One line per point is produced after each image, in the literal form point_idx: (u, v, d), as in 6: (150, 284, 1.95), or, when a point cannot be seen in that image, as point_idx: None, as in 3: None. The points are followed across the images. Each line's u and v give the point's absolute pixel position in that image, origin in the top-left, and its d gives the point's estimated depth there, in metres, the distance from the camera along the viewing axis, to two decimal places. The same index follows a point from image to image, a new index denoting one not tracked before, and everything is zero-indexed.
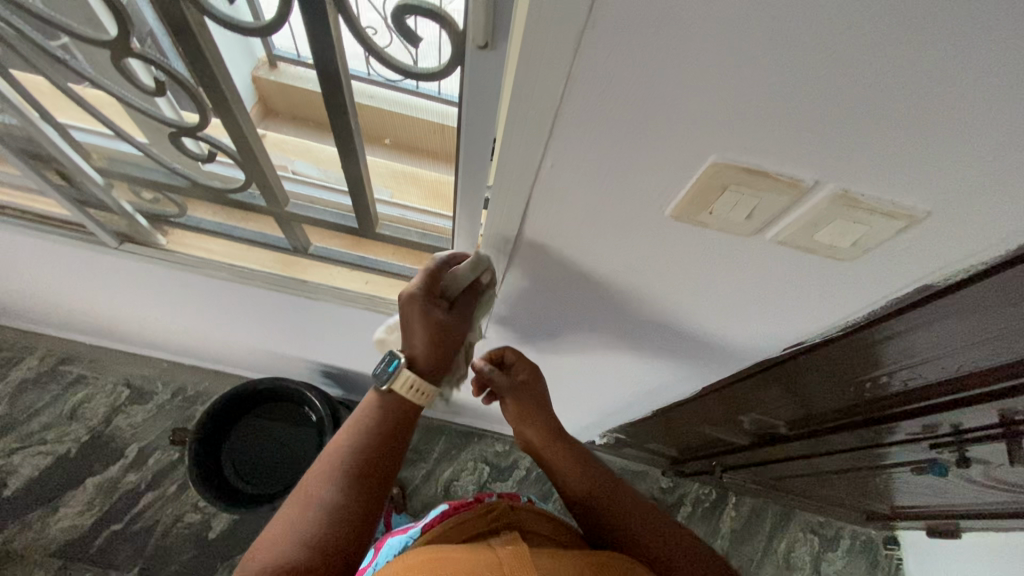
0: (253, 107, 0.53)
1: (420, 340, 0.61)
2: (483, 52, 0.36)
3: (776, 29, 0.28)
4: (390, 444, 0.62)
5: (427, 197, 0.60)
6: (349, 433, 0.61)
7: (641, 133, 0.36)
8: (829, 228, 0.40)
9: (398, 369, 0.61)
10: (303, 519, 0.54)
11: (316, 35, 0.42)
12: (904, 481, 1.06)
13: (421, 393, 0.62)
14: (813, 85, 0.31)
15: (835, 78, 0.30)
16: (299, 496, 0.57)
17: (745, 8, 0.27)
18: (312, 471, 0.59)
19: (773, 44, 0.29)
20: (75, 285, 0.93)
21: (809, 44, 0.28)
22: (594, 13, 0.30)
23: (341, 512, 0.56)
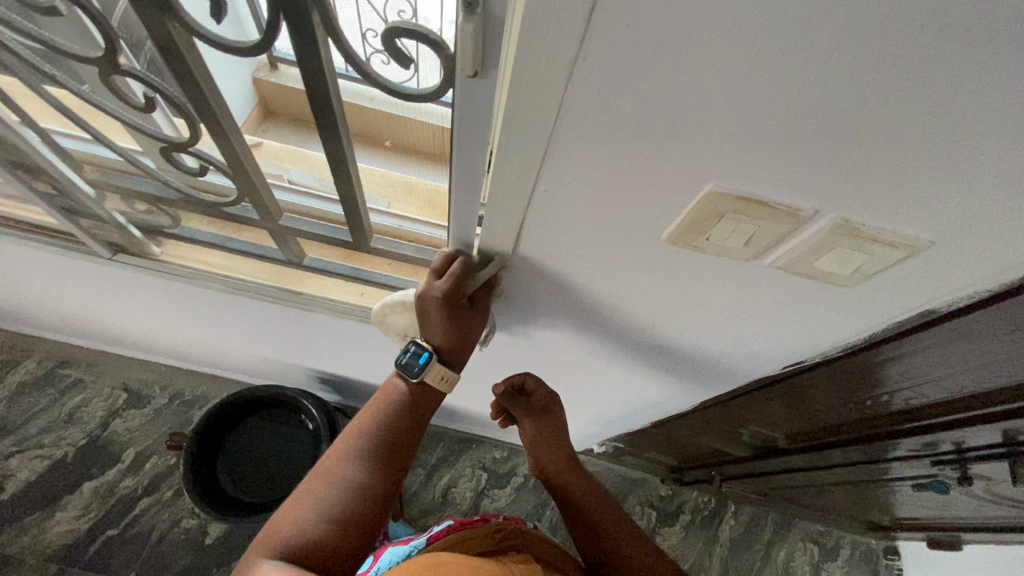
0: (253, 109, 0.53)
1: (447, 337, 0.58)
2: (471, 80, 0.34)
3: (772, 61, 0.27)
4: (409, 428, 0.62)
5: (427, 206, 0.58)
6: (370, 416, 0.62)
7: (636, 160, 0.36)
8: (829, 255, 0.39)
9: (429, 364, 0.59)
10: (325, 496, 0.56)
11: (305, 56, 0.41)
12: (905, 494, 1.05)
13: (449, 381, 0.62)
14: (812, 116, 0.30)
15: (833, 108, 0.29)
16: (319, 473, 0.59)
17: (740, 39, 0.27)
18: (332, 449, 0.60)
19: (770, 75, 0.28)
20: (70, 292, 0.93)
21: (807, 74, 0.28)
22: (586, 44, 0.29)
23: (363, 492, 0.57)
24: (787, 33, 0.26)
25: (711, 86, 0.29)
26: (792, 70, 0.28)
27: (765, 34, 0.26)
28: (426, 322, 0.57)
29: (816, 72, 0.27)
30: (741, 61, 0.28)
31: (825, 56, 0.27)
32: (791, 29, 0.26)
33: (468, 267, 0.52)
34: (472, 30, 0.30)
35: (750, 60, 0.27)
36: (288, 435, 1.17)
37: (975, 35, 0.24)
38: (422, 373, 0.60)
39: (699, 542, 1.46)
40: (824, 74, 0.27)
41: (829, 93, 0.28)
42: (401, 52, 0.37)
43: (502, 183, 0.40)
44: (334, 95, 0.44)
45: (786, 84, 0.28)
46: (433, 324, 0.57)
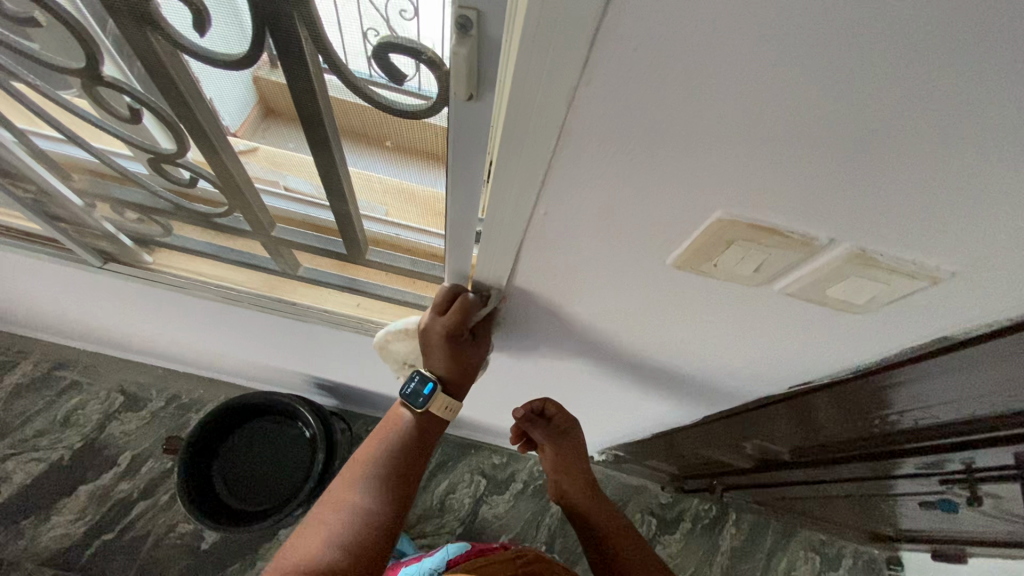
0: (252, 107, 0.44)
1: (451, 367, 0.60)
2: (468, 105, 0.33)
3: (785, 91, 0.26)
4: (414, 457, 0.65)
5: (425, 214, 0.52)
6: (376, 445, 0.65)
7: (639, 187, 0.34)
8: (842, 284, 0.37)
9: (434, 394, 0.62)
10: (337, 525, 0.58)
11: (292, 72, 0.39)
12: (910, 509, 1.03)
13: (453, 410, 0.64)
14: (826, 146, 0.28)
15: (849, 138, 0.27)
16: (330, 504, 0.60)
17: (751, 68, 0.25)
18: (341, 481, 0.63)
19: (781, 106, 0.26)
20: (63, 297, 0.92)
21: (821, 105, 0.26)
22: (588, 70, 0.27)
23: (372, 519, 0.59)
24: (801, 62, 0.24)
25: (720, 115, 0.28)
26: (805, 100, 0.26)
27: (779, 63, 0.24)
28: (430, 353, 0.60)
29: (833, 101, 0.26)
30: (752, 90, 0.26)
31: (842, 86, 0.25)
32: (806, 58, 0.24)
33: (470, 304, 0.53)
34: (465, 53, 0.29)
35: (762, 89, 0.26)
36: (284, 442, 1.15)
37: (1010, 67, 0.22)
38: (426, 403, 0.62)
39: (700, 550, 1.45)
40: (840, 103, 0.26)
41: (845, 124, 0.27)
42: (393, 68, 0.35)
43: (500, 205, 0.39)
44: (325, 112, 0.42)
45: (800, 114, 0.27)
46: (437, 355, 0.59)
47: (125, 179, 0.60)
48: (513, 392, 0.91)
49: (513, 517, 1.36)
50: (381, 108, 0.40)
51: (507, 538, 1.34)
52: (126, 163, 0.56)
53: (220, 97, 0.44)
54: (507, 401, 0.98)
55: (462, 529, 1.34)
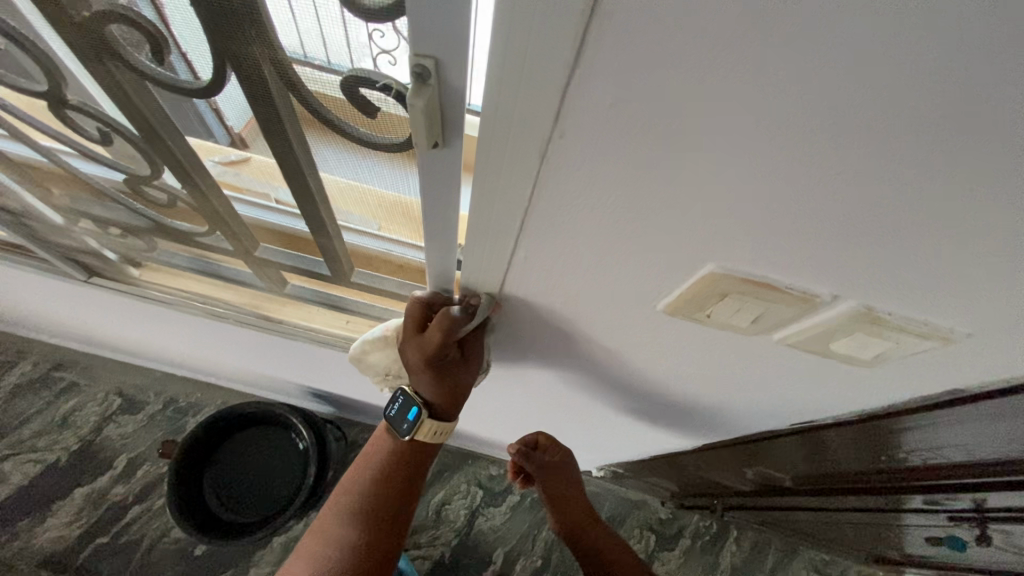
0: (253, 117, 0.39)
1: (437, 389, 0.57)
2: (433, 152, 0.30)
3: (769, 148, 0.24)
4: (398, 484, 0.65)
5: (408, 226, 0.49)
6: (362, 470, 0.65)
7: (623, 234, 0.32)
8: (847, 339, 0.34)
9: (420, 420, 0.59)
10: (322, 554, 0.62)
11: (258, 101, 0.37)
12: (918, 540, 0.99)
13: (445, 433, 0.62)
14: (816, 201, 0.26)
15: (843, 195, 0.25)
16: (323, 524, 0.65)
17: (732, 122, 0.23)
18: (333, 501, 0.66)
19: (763, 160, 0.25)
20: (54, 305, 0.91)
21: (807, 161, 0.24)
22: (561, 119, 0.26)
23: (353, 545, 0.62)
24: (787, 119, 0.22)
25: (701, 171, 0.26)
26: (792, 157, 0.24)
27: (763, 120, 0.23)
28: (415, 374, 0.56)
29: (823, 158, 0.24)
30: (734, 146, 0.24)
31: (833, 145, 0.23)
32: (792, 114, 0.22)
33: (452, 322, 0.48)
34: (422, 105, 0.26)
35: (745, 145, 0.24)
36: (277, 453, 1.14)
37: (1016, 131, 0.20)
38: (411, 428, 0.60)
39: (700, 569, 1.41)
40: (834, 161, 0.24)
41: (834, 185, 0.25)
42: (364, 100, 0.33)
43: (479, 242, 0.37)
44: (297, 142, 0.40)
45: (788, 170, 0.25)
46: (422, 377, 0.55)
47: (103, 196, 0.58)
48: (507, 411, 0.89)
49: (509, 530, 1.34)
50: (352, 140, 0.37)
51: (501, 551, 1.32)
52: (98, 175, 0.54)
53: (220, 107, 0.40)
54: (502, 418, 0.96)
55: (457, 541, 1.32)
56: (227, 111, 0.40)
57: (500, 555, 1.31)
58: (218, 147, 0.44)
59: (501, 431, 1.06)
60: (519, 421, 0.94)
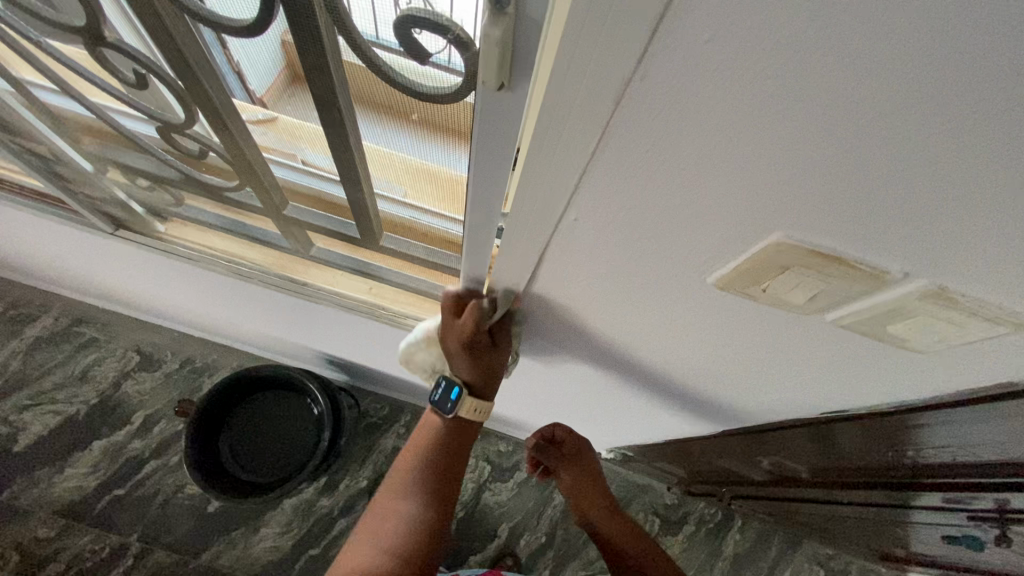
0: (280, 72, 0.40)
1: (476, 373, 0.58)
2: (497, 96, 0.29)
3: (875, 113, 0.21)
4: (450, 465, 0.66)
5: (447, 196, 0.47)
6: (413, 457, 0.66)
7: (685, 198, 0.30)
8: (908, 321, 0.32)
9: (461, 399, 0.60)
10: (386, 530, 0.60)
11: (302, 45, 0.36)
12: (929, 541, 0.97)
13: (484, 411, 0.63)
14: (909, 175, 0.24)
15: (940, 170, 0.23)
16: (377, 516, 0.63)
17: (833, 82, 0.21)
18: (385, 493, 0.65)
19: (856, 128, 0.22)
20: (77, 257, 0.91)
21: (908, 132, 0.22)
22: (644, 64, 0.23)
23: (416, 525, 0.61)
24: (905, 79, 0.20)
25: (795, 132, 0.23)
26: (899, 124, 0.21)
27: (878, 78, 0.20)
28: (453, 359, 0.58)
29: (932, 128, 0.21)
30: (837, 108, 0.22)
31: (944, 111, 0.20)
32: (908, 74, 0.19)
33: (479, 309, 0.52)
34: (498, 35, 0.25)
35: (851, 107, 0.22)
36: (293, 418, 1.16)
37: None
38: (455, 408, 0.60)
39: (701, 555, 1.41)
40: (942, 133, 0.21)
41: (942, 157, 0.22)
42: (416, 45, 0.32)
43: (526, 206, 0.35)
44: (339, 89, 0.39)
45: (889, 140, 0.22)
46: (460, 362, 0.58)
47: (133, 145, 0.57)
48: (525, 387, 0.88)
49: (515, 505, 1.35)
50: (397, 89, 0.36)
51: (507, 526, 1.33)
52: (126, 121, 0.53)
53: (237, 59, 0.40)
54: (517, 393, 0.95)
55: (463, 513, 1.33)
56: (251, 76, 0.42)
57: (506, 529, 1.33)
58: (247, 108, 0.45)
59: (515, 406, 1.06)
60: (534, 398, 0.93)
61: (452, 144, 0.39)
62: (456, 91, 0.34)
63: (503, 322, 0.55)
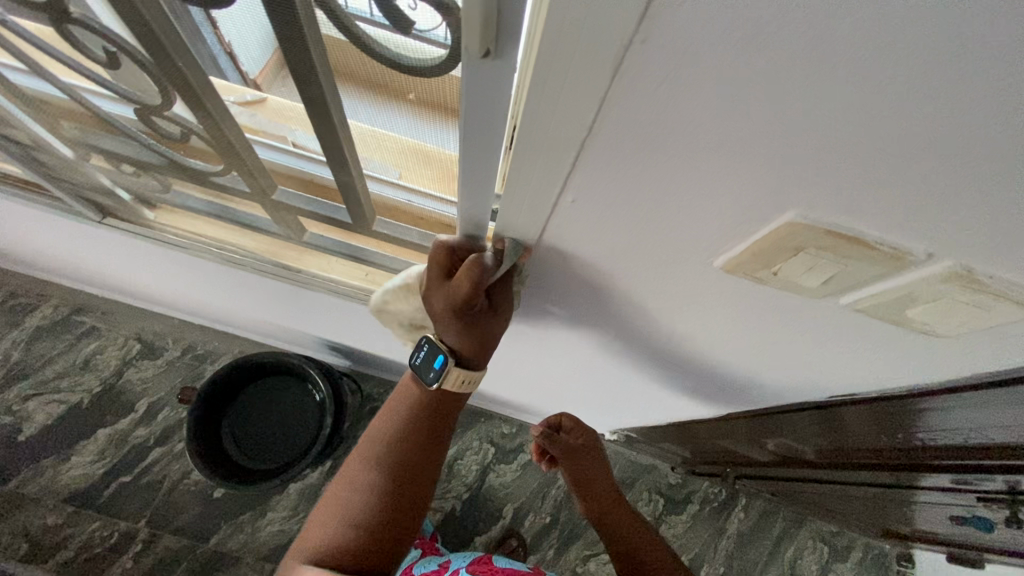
0: (269, 51, 0.37)
1: (463, 337, 0.55)
2: (485, 67, 0.26)
3: (904, 82, 0.19)
4: (426, 439, 0.64)
5: (440, 175, 0.45)
6: (387, 425, 0.64)
7: (690, 172, 0.28)
8: (928, 305, 0.30)
9: (445, 368, 0.57)
10: (353, 503, 0.60)
11: (277, 20, 0.33)
12: (935, 519, 0.96)
13: (471, 381, 0.61)
14: (938, 152, 0.21)
15: (972, 145, 0.20)
16: (346, 482, 0.63)
17: (858, 44, 0.18)
18: (355, 458, 0.64)
19: (882, 98, 0.20)
20: (69, 246, 0.90)
21: (937, 105, 0.19)
22: (646, 26, 0.21)
23: (382, 498, 0.61)
24: (943, 41, 0.17)
25: (810, 103, 0.21)
26: (929, 95, 0.19)
27: (910, 39, 0.18)
28: (439, 321, 0.54)
29: (968, 97, 0.19)
30: (861, 79, 0.20)
31: (987, 79, 0.18)
32: (947, 35, 0.17)
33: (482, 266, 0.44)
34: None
35: (878, 75, 0.19)
36: (296, 404, 1.15)
37: None
38: (439, 377, 0.58)
39: (705, 533, 1.42)
40: (981, 104, 0.19)
41: (976, 132, 0.20)
42: (399, 13, 0.29)
43: (520, 185, 0.33)
44: (319, 64, 0.36)
45: (916, 113, 0.20)
46: (446, 324, 0.53)
47: (112, 129, 0.55)
48: (526, 370, 0.86)
49: (519, 486, 1.35)
50: (381, 62, 0.34)
51: (511, 507, 1.33)
52: (103, 103, 0.51)
53: (228, 38, 0.38)
54: (519, 377, 0.94)
55: (467, 494, 1.34)
56: (243, 56, 0.39)
57: (510, 510, 1.33)
58: (235, 88, 0.43)
59: (516, 389, 1.05)
60: (537, 381, 0.92)
61: (444, 121, 0.37)
62: (444, 60, 0.31)
63: (499, 284, 0.51)
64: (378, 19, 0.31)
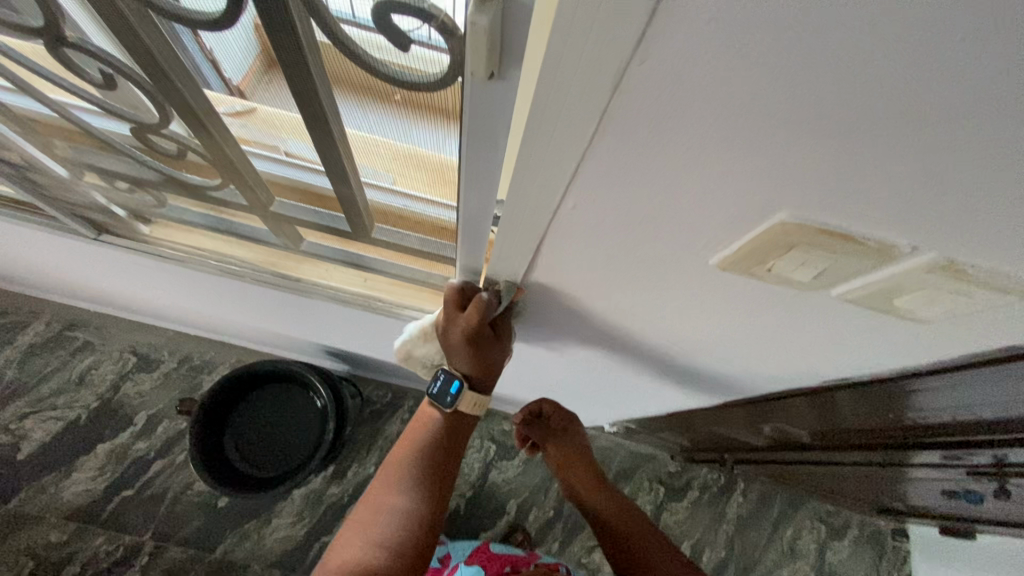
0: (254, 57, 0.37)
1: (474, 364, 0.58)
2: (487, 85, 0.27)
3: (886, 97, 0.20)
4: (445, 461, 0.66)
5: (440, 182, 0.46)
6: (408, 449, 0.65)
7: (684, 177, 0.29)
8: (915, 293, 0.32)
9: (461, 393, 0.61)
10: (377, 525, 0.59)
11: (278, 40, 0.34)
12: (928, 494, 0.99)
13: (482, 405, 0.64)
14: (920, 156, 0.23)
15: (952, 150, 0.22)
16: (370, 504, 0.62)
17: (842, 63, 0.20)
18: (380, 480, 0.64)
19: (867, 110, 0.21)
20: (61, 263, 0.89)
21: (917, 115, 0.21)
22: (644, 46, 0.22)
23: (409, 520, 0.60)
24: (921, 58, 0.18)
25: (800, 115, 0.22)
26: (911, 105, 0.20)
27: (896, 55, 0.19)
28: (452, 351, 0.58)
29: (945, 108, 0.20)
30: (844, 93, 0.21)
31: (961, 92, 0.19)
32: (928, 50, 0.18)
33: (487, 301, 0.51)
34: (485, 23, 0.23)
35: (867, 87, 0.20)
36: (297, 411, 1.16)
37: None
38: (455, 402, 0.61)
39: (705, 518, 1.44)
40: (963, 109, 0.20)
41: (958, 137, 0.21)
42: (398, 31, 0.30)
43: (521, 195, 0.34)
44: (319, 81, 0.37)
45: (898, 121, 0.21)
46: (460, 355, 0.58)
47: (107, 147, 0.55)
48: (527, 367, 0.88)
49: (522, 482, 1.37)
50: (381, 78, 0.35)
51: (515, 502, 1.35)
52: (98, 122, 0.51)
53: (210, 46, 0.37)
54: (519, 374, 0.95)
55: (471, 492, 1.35)
56: (226, 64, 0.39)
57: (514, 505, 1.35)
58: (222, 98, 0.42)
59: (517, 386, 1.07)
60: (537, 377, 0.93)
61: (444, 132, 0.38)
62: (440, 68, 0.32)
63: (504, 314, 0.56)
64: (368, 28, 0.31)
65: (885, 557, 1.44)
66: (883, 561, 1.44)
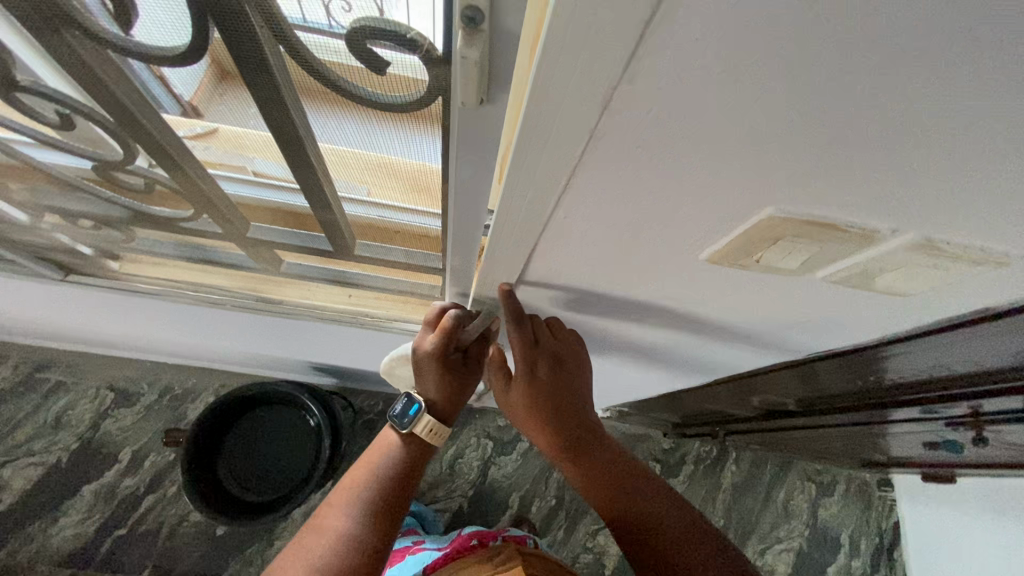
0: (207, 67, 0.34)
1: (442, 388, 0.61)
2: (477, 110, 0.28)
3: (868, 102, 0.21)
4: (400, 484, 0.60)
5: (423, 192, 0.45)
6: (364, 467, 0.60)
7: (675, 182, 0.29)
8: (897, 272, 0.33)
9: (419, 415, 0.60)
10: (316, 549, 0.54)
11: (249, 70, 0.33)
12: (909, 446, 1.03)
13: (440, 434, 0.62)
14: (901, 152, 0.24)
15: (930, 144, 0.23)
16: (312, 529, 0.56)
17: (824, 75, 0.20)
18: (324, 507, 0.58)
19: (849, 115, 0.22)
20: (26, 307, 0.85)
21: (897, 116, 0.22)
22: (631, 69, 0.22)
23: (350, 545, 0.54)
24: (900, 69, 0.19)
25: (785, 123, 0.23)
26: (891, 108, 0.21)
27: (884, 63, 0.19)
28: (422, 372, 0.60)
29: (923, 109, 0.21)
30: (827, 102, 0.22)
31: (937, 96, 0.20)
32: (914, 58, 0.19)
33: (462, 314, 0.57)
34: (476, 55, 0.24)
35: (849, 95, 0.21)
36: (290, 430, 1.14)
37: None
38: (411, 424, 0.60)
39: (702, 490, 1.48)
40: (947, 107, 0.21)
41: (938, 132, 0.22)
42: (374, 53, 0.30)
43: (512, 207, 0.34)
44: (292, 106, 0.36)
45: (880, 122, 0.22)
46: (428, 377, 0.61)
47: (68, 186, 0.53)
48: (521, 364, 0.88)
49: (521, 475, 1.38)
50: (360, 100, 0.34)
51: (517, 495, 1.36)
52: (55, 162, 0.49)
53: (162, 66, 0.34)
54: None
55: (472, 491, 1.35)
56: (176, 81, 0.36)
57: (516, 499, 1.36)
58: (181, 121, 0.40)
59: None
60: None
61: (428, 142, 0.38)
62: (423, 73, 0.31)
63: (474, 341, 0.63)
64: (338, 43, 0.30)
65: (873, 507, 1.51)
66: (871, 511, 1.51)
